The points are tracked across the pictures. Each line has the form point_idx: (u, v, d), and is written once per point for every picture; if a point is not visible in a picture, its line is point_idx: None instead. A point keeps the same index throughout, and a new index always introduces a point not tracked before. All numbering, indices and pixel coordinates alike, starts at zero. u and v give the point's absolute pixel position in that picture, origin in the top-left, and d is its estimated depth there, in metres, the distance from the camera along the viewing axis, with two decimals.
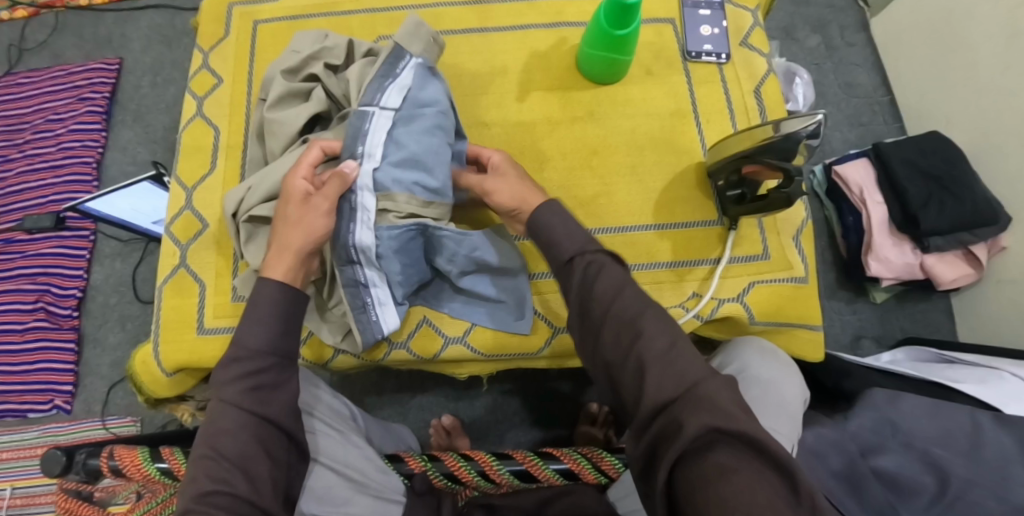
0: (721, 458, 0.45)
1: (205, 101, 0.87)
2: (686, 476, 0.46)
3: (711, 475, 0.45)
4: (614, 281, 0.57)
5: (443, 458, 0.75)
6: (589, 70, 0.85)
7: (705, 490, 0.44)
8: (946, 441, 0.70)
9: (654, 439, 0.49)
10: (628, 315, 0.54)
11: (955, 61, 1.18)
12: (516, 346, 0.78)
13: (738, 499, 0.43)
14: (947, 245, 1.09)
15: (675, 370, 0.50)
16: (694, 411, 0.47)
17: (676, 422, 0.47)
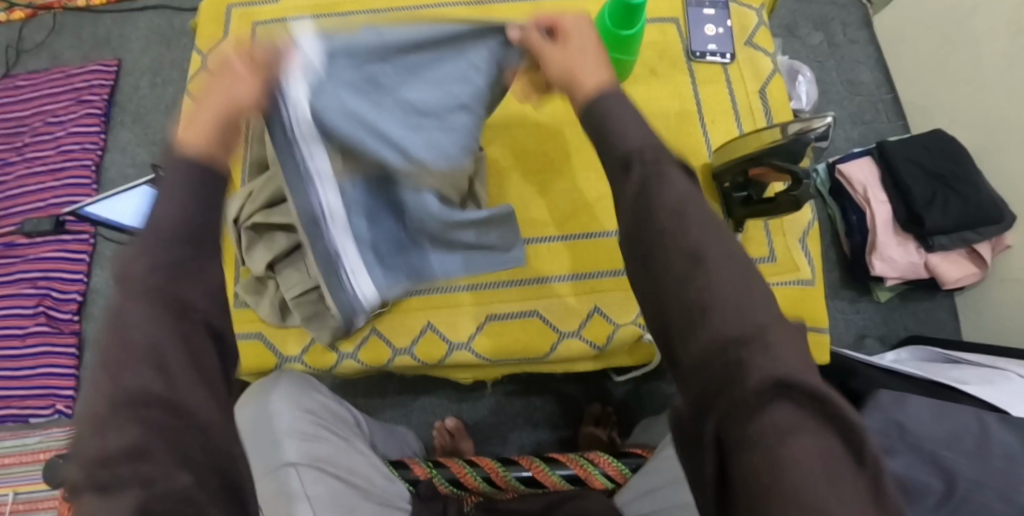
0: (783, 416, 0.32)
1: None
2: (733, 440, 0.33)
3: (762, 442, 0.32)
4: (677, 192, 0.41)
5: (448, 464, 0.77)
6: None
7: (758, 456, 0.32)
8: (952, 443, 0.69)
9: (703, 390, 0.35)
10: (688, 240, 0.39)
11: (959, 57, 1.18)
12: (521, 351, 0.77)
13: (799, 476, 0.31)
14: (952, 244, 1.09)
15: (737, 300, 0.36)
16: (761, 357, 0.34)
17: (735, 368, 0.34)
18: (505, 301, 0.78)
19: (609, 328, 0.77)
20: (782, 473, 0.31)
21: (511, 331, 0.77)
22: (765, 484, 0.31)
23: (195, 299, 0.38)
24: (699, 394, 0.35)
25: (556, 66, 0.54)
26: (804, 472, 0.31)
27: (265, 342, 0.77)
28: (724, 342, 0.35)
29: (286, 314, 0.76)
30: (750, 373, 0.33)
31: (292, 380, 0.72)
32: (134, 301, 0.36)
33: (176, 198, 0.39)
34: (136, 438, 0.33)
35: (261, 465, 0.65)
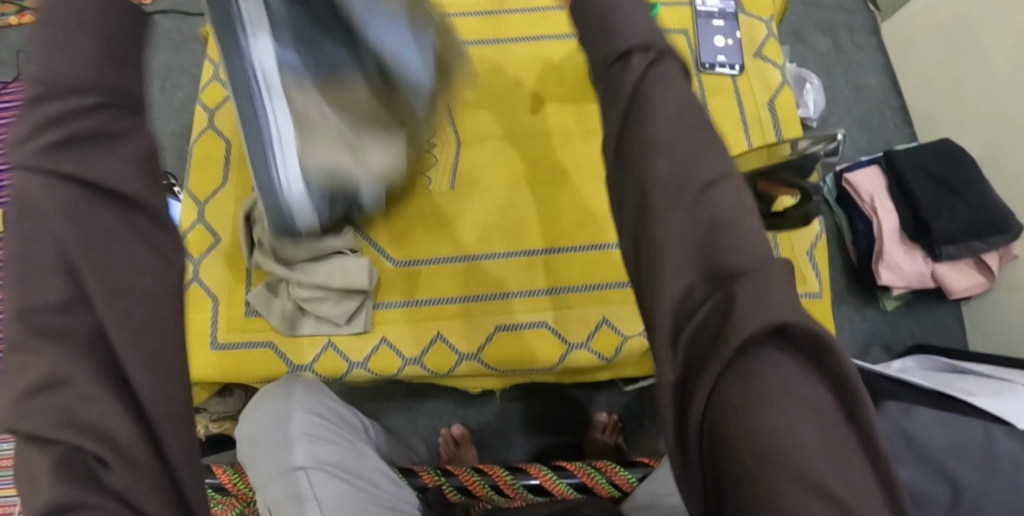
0: (779, 368, 0.31)
1: (216, 112, 0.86)
2: (724, 407, 0.31)
3: (758, 397, 0.30)
4: (675, 100, 0.37)
5: (457, 472, 0.78)
6: None
7: (753, 420, 0.30)
8: (958, 454, 0.69)
9: (688, 351, 0.33)
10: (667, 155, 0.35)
11: (967, 66, 1.17)
12: (530, 362, 0.77)
13: (796, 432, 0.29)
14: (959, 253, 1.08)
15: (728, 228, 0.33)
16: (754, 301, 0.31)
17: (726, 312, 0.31)
18: (516, 311, 0.78)
19: (617, 339, 0.77)
20: (776, 439, 0.29)
21: (520, 342, 0.77)
22: (756, 454, 0.29)
23: (115, 186, 0.32)
24: (686, 357, 0.33)
25: None
26: (796, 427, 0.29)
27: (276, 351, 0.77)
28: (723, 276, 0.32)
29: (296, 322, 0.77)
30: (738, 324, 0.30)
31: (303, 385, 0.73)
32: (39, 191, 0.31)
33: (64, 74, 0.31)
34: (54, 364, 0.28)
35: (269, 469, 0.65)
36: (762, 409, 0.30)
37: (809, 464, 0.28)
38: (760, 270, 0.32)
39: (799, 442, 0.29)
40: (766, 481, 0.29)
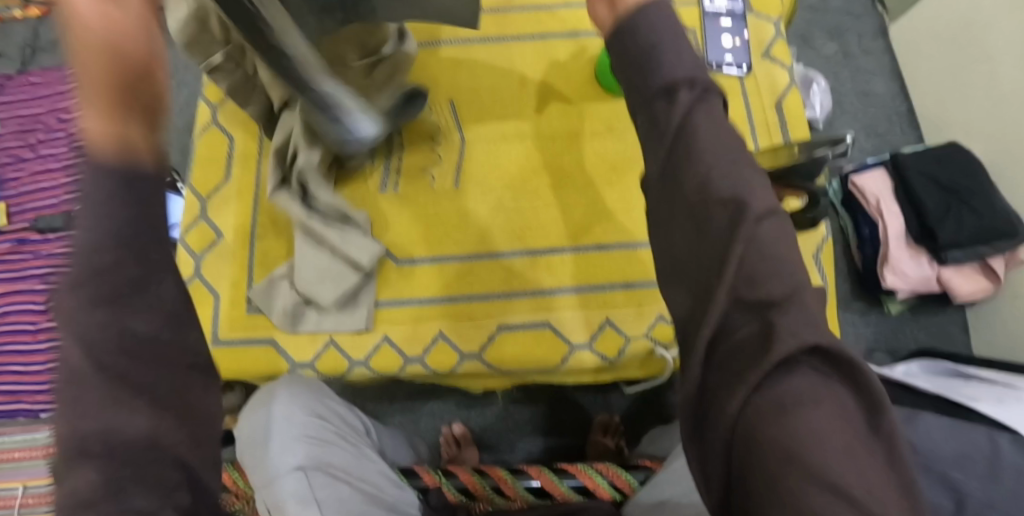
0: (803, 385, 0.34)
1: (219, 108, 0.85)
2: (756, 412, 0.35)
3: (784, 408, 0.34)
4: (723, 131, 0.41)
5: (458, 473, 0.77)
6: (610, 83, 0.84)
7: (781, 426, 0.33)
8: (963, 464, 0.69)
9: (724, 361, 0.37)
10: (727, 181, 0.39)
11: (976, 71, 1.16)
12: (532, 363, 0.76)
13: (821, 440, 0.32)
14: (966, 258, 1.07)
15: (776, 258, 0.37)
16: (793, 324, 0.35)
17: (761, 337, 0.36)
18: (519, 312, 0.78)
19: (620, 340, 0.77)
20: (804, 441, 0.33)
21: (523, 342, 0.77)
22: (783, 455, 0.33)
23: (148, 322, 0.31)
24: (722, 365, 0.37)
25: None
26: (822, 438, 0.33)
27: (277, 348, 0.76)
28: (766, 299, 0.36)
29: (299, 318, 0.76)
30: (776, 346, 0.35)
31: (303, 388, 0.72)
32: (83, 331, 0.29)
33: (99, 217, 0.29)
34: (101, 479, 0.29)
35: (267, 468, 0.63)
36: (797, 415, 0.33)
37: (833, 464, 0.32)
38: (796, 296, 0.36)
39: (821, 451, 0.32)
40: (788, 484, 0.32)
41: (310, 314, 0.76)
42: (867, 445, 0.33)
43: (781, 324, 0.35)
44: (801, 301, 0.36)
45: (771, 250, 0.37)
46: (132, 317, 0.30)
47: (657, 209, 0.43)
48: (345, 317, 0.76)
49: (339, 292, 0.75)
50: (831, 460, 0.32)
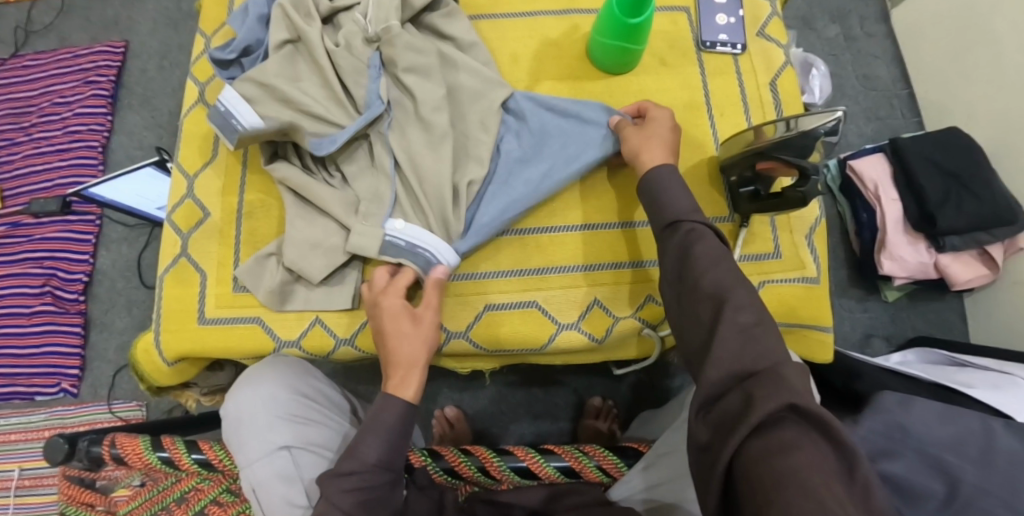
0: (787, 435, 0.45)
1: (207, 86, 0.84)
2: (748, 452, 0.45)
3: (774, 448, 0.44)
4: (717, 262, 0.58)
5: (444, 453, 0.74)
6: (601, 60, 0.83)
7: (771, 463, 0.43)
8: (957, 448, 0.68)
9: (720, 422, 0.49)
10: (722, 285, 0.56)
11: (978, 54, 1.14)
12: (518, 342, 0.76)
13: (800, 474, 0.42)
14: (964, 245, 1.06)
15: (754, 350, 0.52)
16: (772, 392, 0.47)
17: (750, 398, 0.48)
18: (508, 292, 0.76)
19: (608, 320, 0.76)
20: (788, 473, 0.42)
21: (512, 322, 0.76)
22: (776, 484, 0.42)
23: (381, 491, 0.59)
24: (715, 425, 0.49)
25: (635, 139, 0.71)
26: (803, 473, 0.42)
27: (264, 327, 0.74)
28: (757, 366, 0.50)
29: (286, 296, 0.74)
30: (758, 408, 0.46)
31: (288, 364, 0.72)
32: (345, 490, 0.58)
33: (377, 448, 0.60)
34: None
35: (255, 446, 0.64)
36: (784, 454, 0.44)
37: (815, 489, 0.41)
38: (774, 369, 0.49)
39: (802, 480, 0.42)
40: (777, 499, 0.42)
41: (299, 291, 0.74)
42: (848, 489, 0.43)
43: (761, 396, 0.47)
44: (781, 377, 0.48)
45: (748, 335, 0.53)
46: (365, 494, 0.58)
47: (672, 301, 0.61)
48: (333, 292, 0.74)
49: (329, 265, 0.72)
50: (818, 484, 0.41)
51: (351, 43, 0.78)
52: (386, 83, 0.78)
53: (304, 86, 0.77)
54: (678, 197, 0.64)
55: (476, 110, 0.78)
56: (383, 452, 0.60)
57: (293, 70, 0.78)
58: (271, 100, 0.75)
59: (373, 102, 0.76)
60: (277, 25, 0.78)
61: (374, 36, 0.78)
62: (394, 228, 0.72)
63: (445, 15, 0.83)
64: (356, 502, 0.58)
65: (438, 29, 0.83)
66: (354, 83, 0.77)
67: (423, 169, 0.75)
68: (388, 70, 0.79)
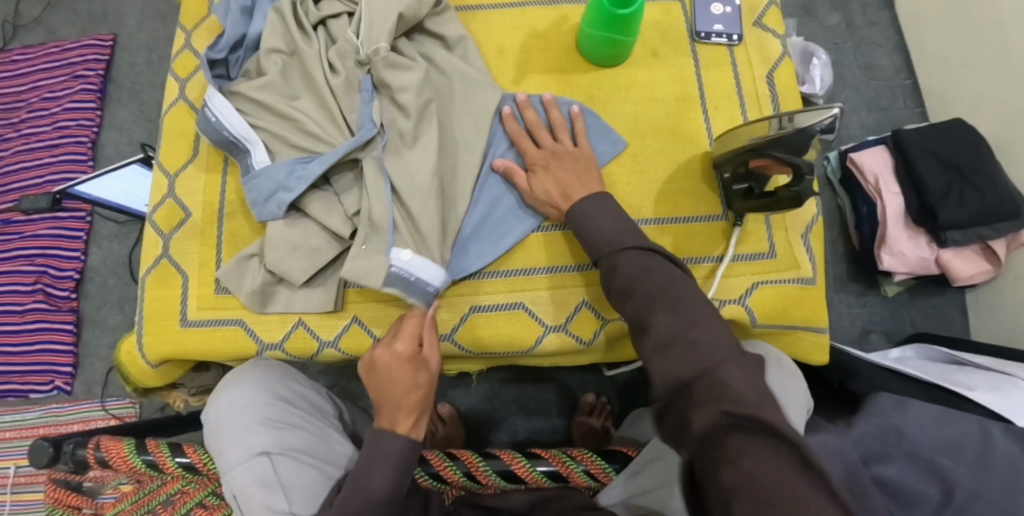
0: (737, 443, 0.42)
1: (188, 83, 0.82)
2: (701, 465, 0.44)
3: (725, 459, 0.42)
4: (635, 273, 0.58)
5: (429, 458, 0.73)
6: (590, 52, 0.81)
7: (723, 477, 0.41)
8: (951, 451, 0.66)
9: (674, 433, 0.48)
10: (643, 312, 0.56)
11: (983, 42, 1.10)
12: (505, 345, 0.74)
13: (753, 485, 0.40)
14: (966, 239, 1.04)
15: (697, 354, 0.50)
16: (711, 401, 0.45)
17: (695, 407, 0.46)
18: (492, 294, 0.75)
19: (596, 322, 0.74)
20: (740, 486, 0.40)
21: (498, 324, 0.74)
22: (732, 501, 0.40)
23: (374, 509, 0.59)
24: (671, 433, 0.48)
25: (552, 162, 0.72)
26: (754, 484, 0.40)
27: (246, 329, 0.73)
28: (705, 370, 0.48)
29: (268, 298, 0.72)
30: (700, 418, 0.45)
31: (267, 371, 0.71)
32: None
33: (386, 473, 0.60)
34: None
35: (235, 451, 0.62)
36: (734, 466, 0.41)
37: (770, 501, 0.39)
38: (707, 372, 0.47)
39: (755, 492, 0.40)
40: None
41: (281, 293, 0.73)
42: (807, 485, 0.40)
43: (710, 405, 0.45)
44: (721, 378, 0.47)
45: (676, 348, 0.51)
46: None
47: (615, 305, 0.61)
48: (315, 295, 0.72)
49: (310, 267, 0.71)
50: (769, 494, 0.39)
51: (342, 64, 0.76)
52: (379, 106, 0.75)
53: (300, 103, 0.75)
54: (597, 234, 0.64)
55: (467, 117, 0.77)
56: (391, 483, 0.60)
57: (288, 86, 0.76)
58: (267, 113, 0.75)
59: (366, 125, 0.72)
60: (273, 31, 0.76)
61: (365, 59, 0.75)
62: (401, 258, 0.68)
63: (436, 15, 0.81)
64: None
65: (430, 30, 0.81)
66: (348, 106, 0.74)
67: (417, 187, 0.71)
68: (382, 93, 0.76)
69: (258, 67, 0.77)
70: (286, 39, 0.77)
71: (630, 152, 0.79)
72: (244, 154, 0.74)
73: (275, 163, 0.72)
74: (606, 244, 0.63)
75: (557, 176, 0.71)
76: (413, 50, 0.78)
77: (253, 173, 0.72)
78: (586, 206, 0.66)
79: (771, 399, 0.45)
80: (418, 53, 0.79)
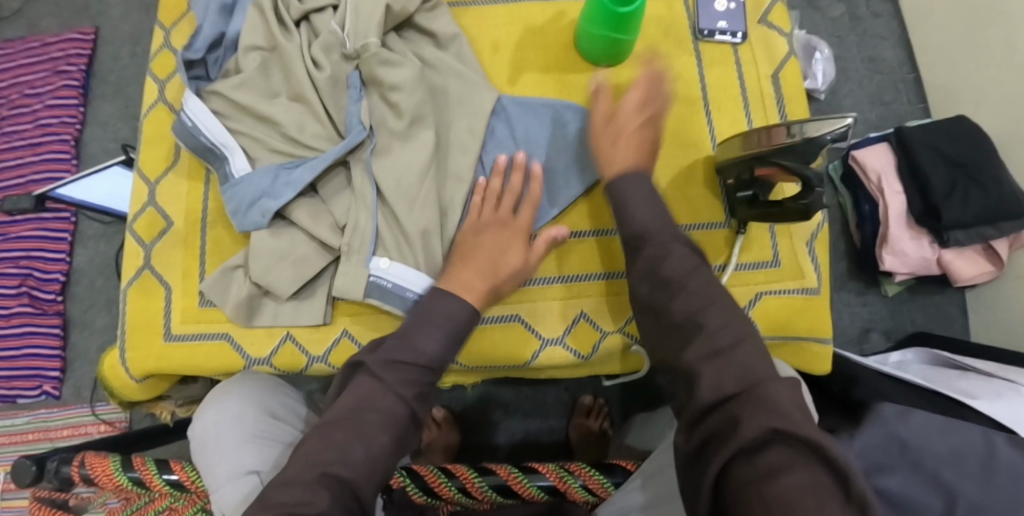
0: (777, 457, 0.41)
1: (167, 84, 0.79)
2: (737, 473, 0.42)
3: (765, 473, 0.41)
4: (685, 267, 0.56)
5: (421, 472, 0.69)
6: (588, 50, 0.78)
7: (761, 490, 0.40)
8: (955, 462, 0.65)
9: (705, 442, 0.46)
10: (690, 311, 0.53)
11: (988, 35, 1.07)
12: (501, 358, 0.72)
13: (791, 501, 0.39)
14: (968, 240, 1.01)
15: (737, 367, 0.48)
16: (756, 412, 0.44)
17: (733, 419, 0.45)
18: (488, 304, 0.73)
19: (596, 335, 0.72)
20: (779, 499, 0.39)
21: (494, 337, 0.72)
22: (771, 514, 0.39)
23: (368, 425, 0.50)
24: (702, 439, 0.46)
25: (619, 131, 0.69)
26: (794, 500, 0.39)
27: (232, 344, 0.71)
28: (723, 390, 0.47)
29: (254, 310, 0.70)
30: (743, 427, 0.43)
31: (257, 387, 0.68)
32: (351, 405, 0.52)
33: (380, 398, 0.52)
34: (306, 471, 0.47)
35: (224, 468, 0.60)
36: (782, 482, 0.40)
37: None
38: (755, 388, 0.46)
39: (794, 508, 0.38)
40: None
41: (267, 305, 0.70)
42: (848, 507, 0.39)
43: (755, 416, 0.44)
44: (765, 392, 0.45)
45: (722, 359, 0.49)
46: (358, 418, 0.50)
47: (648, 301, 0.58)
48: (303, 307, 0.70)
49: (297, 279, 0.68)
50: (810, 509, 0.38)
51: (326, 58, 0.72)
52: (368, 105, 0.72)
53: (281, 103, 0.71)
54: (641, 211, 0.63)
55: (462, 118, 0.74)
56: (440, 348, 0.57)
57: (268, 85, 0.73)
58: (246, 116, 0.71)
59: (354, 127, 0.70)
60: (252, 28, 0.73)
61: (352, 53, 0.72)
62: (379, 267, 0.67)
63: (427, 10, 0.78)
64: (388, 427, 0.51)
65: (419, 25, 0.78)
66: (334, 104, 0.72)
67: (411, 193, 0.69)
68: (371, 90, 0.73)
69: (237, 66, 0.73)
70: (267, 36, 0.73)
71: None
72: (221, 161, 0.71)
73: (255, 170, 0.69)
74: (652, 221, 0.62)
75: (626, 146, 0.68)
76: (404, 47, 0.76)
77: (231, 182, 0.69)
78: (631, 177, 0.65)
79: (814, 420, 0.45)
80: (409, 51, 0.76)
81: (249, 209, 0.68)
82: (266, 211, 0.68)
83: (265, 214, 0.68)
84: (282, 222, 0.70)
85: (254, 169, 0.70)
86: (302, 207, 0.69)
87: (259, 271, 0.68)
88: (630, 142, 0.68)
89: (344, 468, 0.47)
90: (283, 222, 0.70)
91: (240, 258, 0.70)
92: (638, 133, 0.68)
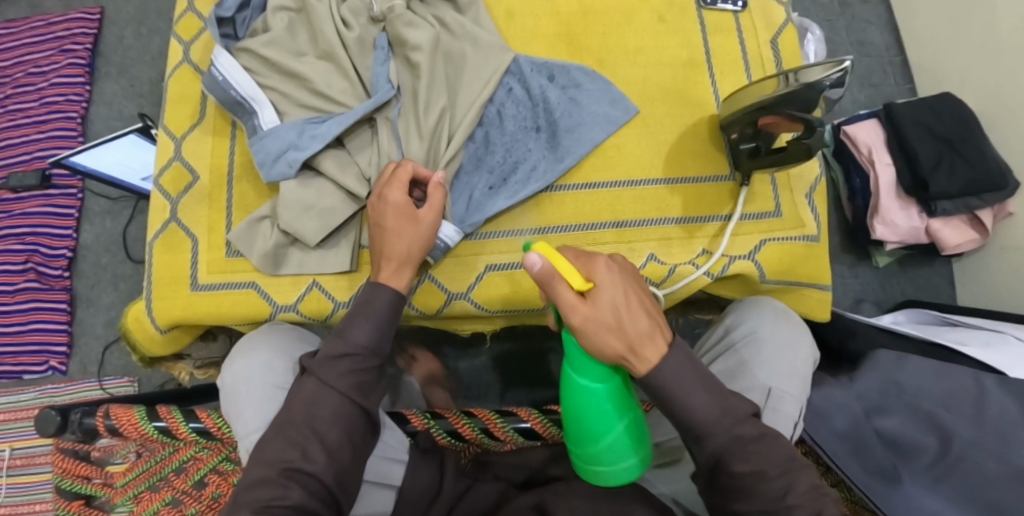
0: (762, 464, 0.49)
1: (191, 46, 0.81)
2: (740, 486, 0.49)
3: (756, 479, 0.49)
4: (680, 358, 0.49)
5: (446, 415, 0.73)
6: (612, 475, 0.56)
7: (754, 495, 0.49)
8: (950, 404, 0.68)
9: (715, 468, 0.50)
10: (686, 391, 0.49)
11: (972, 19, 1.13)
12: (521, 303, 0.76)
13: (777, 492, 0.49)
14: (955, 209, 1.06)
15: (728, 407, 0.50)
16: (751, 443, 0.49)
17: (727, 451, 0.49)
18: (508, 253, 0.75)
19: None
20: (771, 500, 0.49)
21: (512, 282, 0.75)
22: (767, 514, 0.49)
23: (327, 433, 0.54)
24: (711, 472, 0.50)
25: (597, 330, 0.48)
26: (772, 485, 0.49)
27: (259, 292, 0.73)
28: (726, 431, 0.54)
29: (280, 260, 0.73)
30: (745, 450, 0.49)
31: (284, 336, 0.70)
32: (306, 418, 0.54)
33: (334, 404, 0.55)
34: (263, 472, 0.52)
35: (252, 418, 0.64)
36: (766, 481, 0.49)
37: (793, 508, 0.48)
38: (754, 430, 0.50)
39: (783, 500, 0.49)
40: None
41: (293, 254, 0.73)
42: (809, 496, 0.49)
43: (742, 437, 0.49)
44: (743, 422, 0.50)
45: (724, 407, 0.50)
46: (319, 427, 0.54)
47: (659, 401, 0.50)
48: (329, 256, 0.72)
49: (326, 227, 0.70)
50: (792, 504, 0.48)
51: (355, 20, 0.76)
52: (394, 66, 0.75)
53: (309, 61, 0.74)
54: (694, 389, 0.49)
55: (481, 76, 0.77)
56: (373, 337, 0.58)
57: (295, 44, 0.75)
58: (275, 72, 0.74)
59: (383, 86, 0.73)
60: None
61: (379, 15, 0.76)
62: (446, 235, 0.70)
63: None
64: (340, 425, 0.55)
65: None
66: (361, 63, 0.75)
67: (435, 147, 0.72)
68: (395, 51, 0.76)
69: (265, 25, 0.76)
70: None
71: (641, 117, 0.80)
72: (249, 115, 0.73)
73: (283, 124, 0.72)
74: (698, 384, 0.49)
75: (621, 334, 0.48)
76: (426, 12, 0.79)
77: (259, 134, 0.71)
78: (670, 352, 0.49)
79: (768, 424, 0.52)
80: (431, 16, 0.79)
81: (279, 166, 0.70)
82: (292, 163, 0.70)
83: (291, 166, 0.70)
84: (309, 173, 0.72)
85: (281, 122, 0.72)
86: (328, 157, 0.72)
87: (287, 221, 0.70)
88: (639, 328, 0.48)
89: (307, 463, 0.53)
90: (310, 173, 0.73)
91: (266, 211, 0.73)
92: (643, 313, 0.48)
